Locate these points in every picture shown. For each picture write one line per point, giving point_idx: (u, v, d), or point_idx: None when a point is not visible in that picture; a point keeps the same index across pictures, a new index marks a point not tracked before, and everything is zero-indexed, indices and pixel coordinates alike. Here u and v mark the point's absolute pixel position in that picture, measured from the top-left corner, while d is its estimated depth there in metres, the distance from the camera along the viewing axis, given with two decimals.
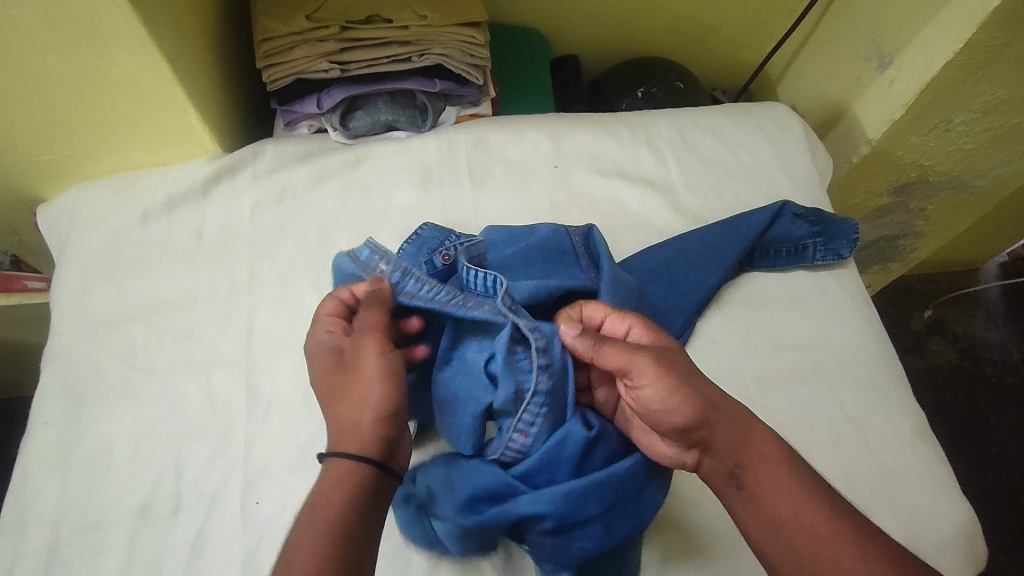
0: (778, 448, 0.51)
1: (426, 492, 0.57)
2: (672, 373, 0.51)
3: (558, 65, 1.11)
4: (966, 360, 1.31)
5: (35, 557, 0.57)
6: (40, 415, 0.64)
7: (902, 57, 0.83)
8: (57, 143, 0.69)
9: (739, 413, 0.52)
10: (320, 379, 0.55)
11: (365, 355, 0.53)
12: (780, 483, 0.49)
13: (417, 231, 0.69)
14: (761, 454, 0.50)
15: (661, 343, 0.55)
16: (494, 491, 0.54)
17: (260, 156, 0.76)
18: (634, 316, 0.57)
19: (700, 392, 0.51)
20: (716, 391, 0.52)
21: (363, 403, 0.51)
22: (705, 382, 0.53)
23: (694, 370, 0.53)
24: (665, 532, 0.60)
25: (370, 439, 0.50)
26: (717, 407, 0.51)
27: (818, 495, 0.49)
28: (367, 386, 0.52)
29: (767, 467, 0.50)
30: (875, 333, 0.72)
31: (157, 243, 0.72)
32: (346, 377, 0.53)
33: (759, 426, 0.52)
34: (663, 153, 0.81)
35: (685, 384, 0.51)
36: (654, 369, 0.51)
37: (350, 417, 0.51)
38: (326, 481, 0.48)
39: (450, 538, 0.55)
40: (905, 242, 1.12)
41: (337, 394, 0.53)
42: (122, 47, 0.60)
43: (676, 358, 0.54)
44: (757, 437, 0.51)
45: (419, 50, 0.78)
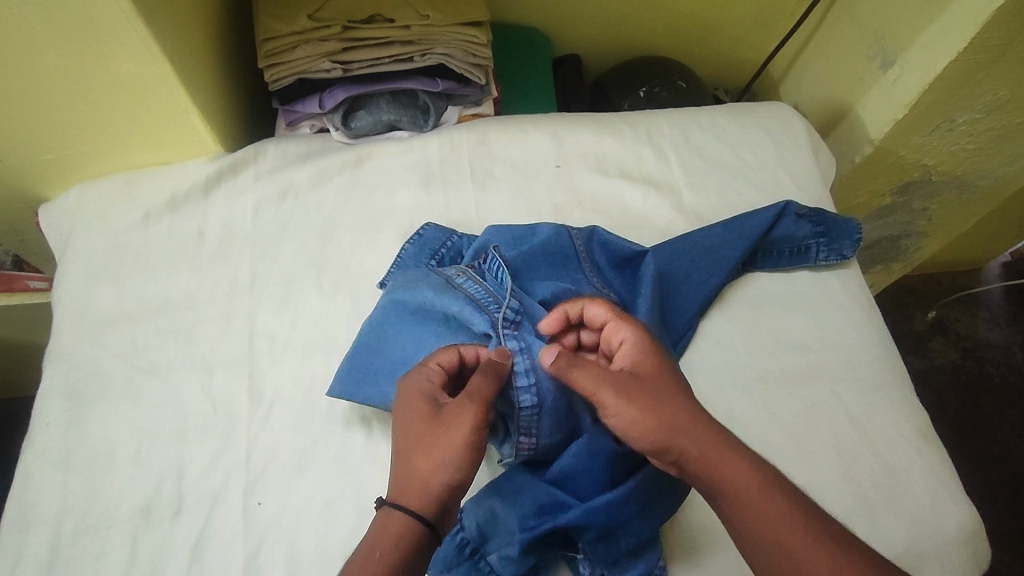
0: (757, 470, 0.50)
1: (474, 534, 0.57)
2: (639, 401, 0.51)
3: (560, 65, 1.11)
4: (968, 360, 1.31)
5: (38, 557, 0.57)
6: (42, 415, 0.64)
7: (905, 57, 0.83)
8: (59, 142, 0.69)
9: (712, 437, 0.50)
10: (409, 427, 0.51)
11: (461, 425, 0.50)
12: (752, 508, 0.48)
13: (419, 231, 0.70)
14: (730, 481, 0.49)
15: (644, 359, 0.54)
16: (542, 505, 0.56)
17: (262, 156, 0.76)
18: (628, 324, 0.56)
19: (665, 421, 0.51)
20: (688, 416, 0.51)
21: (441, 473, 0.49)
22: (680, 405, 0.51)
23: (672, 390, 0.52)
24: (673, 536, 0.60)
25: (435, 506, 0.49)
26: (685, 433, 0.50)
27: (798, 518, 0.48)
28: (450, 457, 0.49)
29: (741, 491, 0.49)
30: (878, 333, 0.71)
31: (159, 244, 0.72)
32: (434, 435, 0.50)
33: (735, 449, 0.50)
34: (666, 153, 0.81)
35: (650, 413, 0.51)
36: (617, 398, 0.51)
37: (425, 478, 0.49)
38: (386, 538, 0.47)
39: (507, 568, 0.55)
40: (908, 242, 1.11)
41: (419, 447, 0.50)
42: (125, 46, 0.60)
43: (654, 378, 0.53)
44: (730, 463, 0.50)
45: (421, 50, 0.78)
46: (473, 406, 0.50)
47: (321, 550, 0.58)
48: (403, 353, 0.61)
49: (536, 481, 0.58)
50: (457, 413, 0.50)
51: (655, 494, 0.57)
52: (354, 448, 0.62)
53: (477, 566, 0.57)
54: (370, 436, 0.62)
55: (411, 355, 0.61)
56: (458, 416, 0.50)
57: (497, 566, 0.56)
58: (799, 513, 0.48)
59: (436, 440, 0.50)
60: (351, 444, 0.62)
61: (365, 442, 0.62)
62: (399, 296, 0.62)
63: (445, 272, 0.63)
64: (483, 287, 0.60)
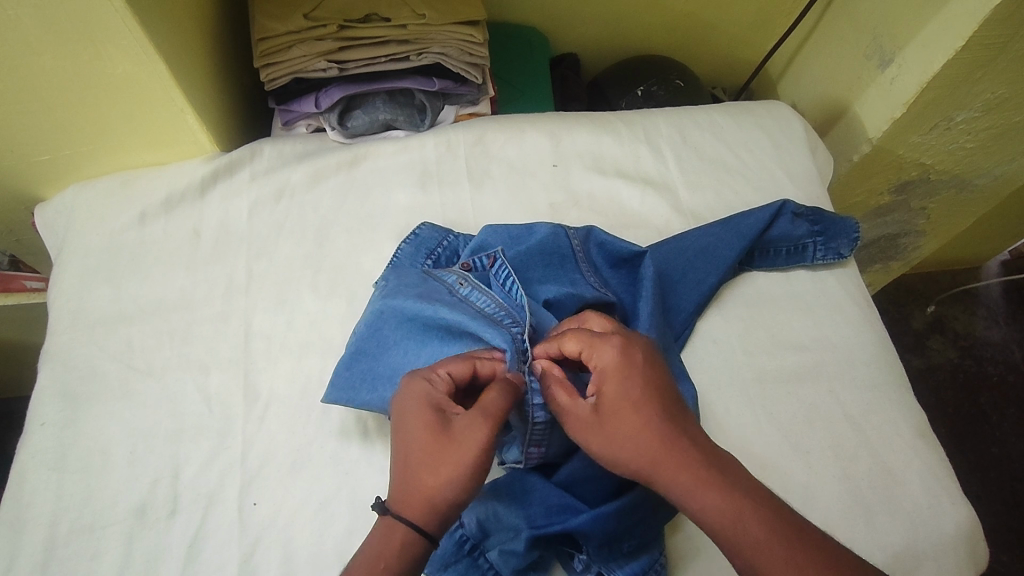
0: (734, 502, 0.47)
1: (475, 530, 0.57)
2: (601, 437, 0.50)
3: (558, 64, 1.11)
4: (966, 359, 1.31)
5: (32, 558, 0.57)
6: (37, 416, 0.64)
7: (903, 56, 0.82)
8: (55, 143, 0.69)
9: (679, 471, 0.48)
10: (414, 434, 0.50)
11: (472, 442, 0.49)
12: (725, 540, 0.47)
13: (415, 230, 0.70)
14: (701, 518, 0.47)
15: (613, 386, 0.52)
16: (550, 506, 0.57)
17: (259, 155, 0.75)
18: (602, 347, 0.53)
19: (629, 454, 0.49)
20: (655, 446, 0.49)
21: (448, 488, 0.48)
22: (644, 440, 0.49)
23: (638, 422, 0.50)
24: (671, 539, 0.59)
25: (438, 519, 0.48)
26: (650, 469, 0.49)
27: (776, 552, 0.45)
28: (457, 474, 0.48)
29: (716, 526, 0.47)
30: (875, 332, 0.71)
31: (154, 243, 0.72)
32: (443, 448, 0.49)
33: (706, 482, 0.48)
34: (663, 152, 0.80)
35: (613, 451, 0.50)
36: (581, 436, 0.51)
37: (429, 491, 0.48)
38: (389, 547, 0.47)
39: (507, 564, 0.56)
40: (906, 241, 1.11)
41: (425, 458, 0.49)
42: (121, 47, 0.60)
43: (620, 410, 0.51)
44: (698, 500, 0.47)
45: (417, 49, 0.78)
46: (484, 425, 0.49)
47: (317, 551, 0.57)
48: (403, 360, 0.61)
49: (544, 484, 0.58)
50: (469, 429, 0.49)
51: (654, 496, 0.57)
52: (351, 448, 0.62)
53: (475, 563, 0.57)
54: (366, 436, 0.62)
55: (412, 361, 0.60)
56: (469, 433, 0.49)
57: (497, 563, 0.56)
58: (781, 546, 0.45)
59: (444, 454, 0.49)
60: (348, 444, 0.62)
61: (361, 442, 0.62)
62: (397, 303, 0.61)
63: (446, 279, 0.63)
64: (490, 298, 0.61)
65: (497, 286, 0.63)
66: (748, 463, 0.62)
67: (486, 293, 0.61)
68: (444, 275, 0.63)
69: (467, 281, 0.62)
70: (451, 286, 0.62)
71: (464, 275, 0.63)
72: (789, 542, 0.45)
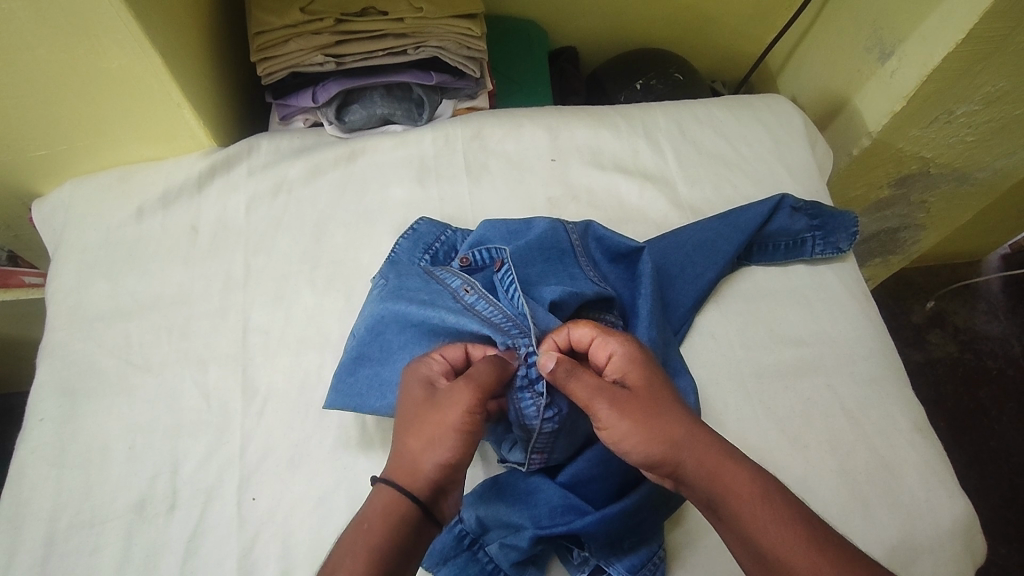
0: (760, 480, 0.49)
1: (474, 525, 0.57)
2: (632, 415, 0.51)
3: (557, 57, 1.11)
4: (966, 353, 1.31)
5: (31, 553, 0.57)
6: (36, 411, 0.64)
7: (904, 48, 0.82)
8: (51, 138, 0.69)
9: (711, 450, 0.50)
10: (406, 409, 0.53)
11: (456, 406, 0.50)
12: (755, 514, 0.47)
13: (413, 226, 0.70)
14: (729, 492, 0.48)
15: (635, 371, 0.53)
16: (554, 505, 0.57)
17: (256, 150, 0.75)
18: (614, 338, 0.54)
19: (662, 432, 0.50)
20: (685, 426, 0.51)
21: (435, 452, 0.50)
22: (672, 420, 0.51)
23: (666, 404, 0.52)
24: (672, 536, 0.60)
25: (425, 484, 0.49)
26: (682, 448, 0.50)
27: (800, 526, 0.47)
28: (441, 437, 0.50)
29: (742, 501, 0.48)
30: (874, 326, 0.71)
31: (152, 238, 0.71)
32: (428, 415, 0.51)
33: (736, 459, 0.50)
34: (661, 146, 0.80)
35: (644, 429, 0.50)
36: (611, 413, 0.51)
37: (417, 457, 0.50)
38: (375, 512, 0.48)
39: (506, 559, 0.56)
40: (906, 234, 1.11)
41: (412, 426, 0.51)
42: (115, 40, 0.60)
43: (648, 393, 0.52)
44: (730, 473, 0.49)
45: (415, 42, 0.77)
46: (467, 388, 0.51)
47: (316, 545, 0.58)
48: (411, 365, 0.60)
49: (549, 484, 0.58)
50: (452, 394, 0.51)
51: (652, 490, 0.57)
52: (350, 443, 0.62)
53: (474, 557, 0.57)
54: (365, 433, 0.62)
55: None
56: (451, 398, 0.51)
57: (497, 556, 0.56)
58: (804, 529, 0.46)
59: (428, 420, 0.51)
60: (346, 442, 0.62)
61: (360, 437, 0.62)
62: (402, 309, 0.60)
63: (450, 284, 0.61)
64: (498, 308, 0.59)
65: (501, 289, 0.61)
66: None
67: (493, 300, 0.59)
68: (448, 279, 0.62)
69: (472, 287, 0.61)
70: (456, 293, 0.61)
71: (470, 280, 0.61)
72: (810, 527, 0.47)
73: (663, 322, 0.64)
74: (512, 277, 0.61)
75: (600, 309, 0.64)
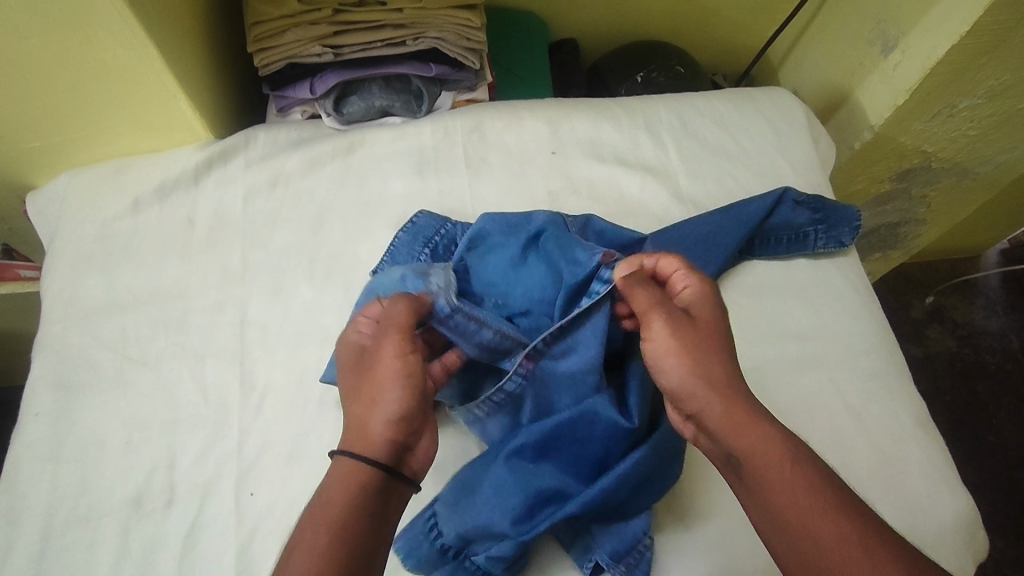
0: (788, 444, 0.49)
1: (455, 539, 0.56)
2: (686, 337, 0.53)
3: (557, 49, 1.10)
4: (965, 348, 1.30)
5: (27, 549, 0.57)
6: (31, 406, 0.63)
7: (907, 41, 0.81)
8: (44, 129, 0.68)
9: (740, 409, 0.50)
10: (343, 382, 0.54)
11: (387, 355, 0.52)
12: (780, 477, 0.47)
13: (412, 219, 0.69)
14: (755, 449, 0.49)
15: (703, 307, 0.55)
16: (529, 505, 0.56)
17: (253, 142, 0.74)
18: (695, 275, 0.57)
19: (708, 362, 0.52)
20: (729, 370, 0.52)
21: (381, 409, 0.51)
22: (719, 360, 0.52)
23: (720, 344, 0.53)
24: (669, 536, 0.59)
25: (384, 444, 0.50)
26: (720, 387, 0.51)
27: (828, 500, 0.46)
28: (383, 388, 0.51)
29: (773, 463, 0.48)
30: (875, 321, 0.71)
31: (148, 232, 0.71)
32: (366, 378, 0.53)
33: (766, 422, 0.50)
34: (663, 138, 0.79)
35: (692, 354, 0.52)
36: (665, 329, 0.53)
37: (367, 419, 0.51)
38: (337, 480, 0.48)
39: (496, 566, 0.55)
40: (906, 229, 1.11)
41: (353, 393, 0.53)
42: (109, 29, 0.58)
43: (708, 327, 0.54)
44: (754, 433, 0.49)
45: (413, 33, 0.77)
46: (394, 336, 0.53)
47: None
48: None
49: (519, 483, 0.56)
50: (382, 344, 0.53)
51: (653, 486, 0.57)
52: None
53: (461, 566, 0.57)
54: None
55: None
56: (382, 351, 0.53)
57: (484, 565, 0.56)
58: (833, 496, 0.46)
59: (367, 383, 0.52)
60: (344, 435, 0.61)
61: None
62: (378, 283, 0.61)
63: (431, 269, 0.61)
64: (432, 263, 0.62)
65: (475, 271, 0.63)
66: None
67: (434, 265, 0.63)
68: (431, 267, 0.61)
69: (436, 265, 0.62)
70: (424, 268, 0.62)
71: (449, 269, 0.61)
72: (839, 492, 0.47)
73: None
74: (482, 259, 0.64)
75: None
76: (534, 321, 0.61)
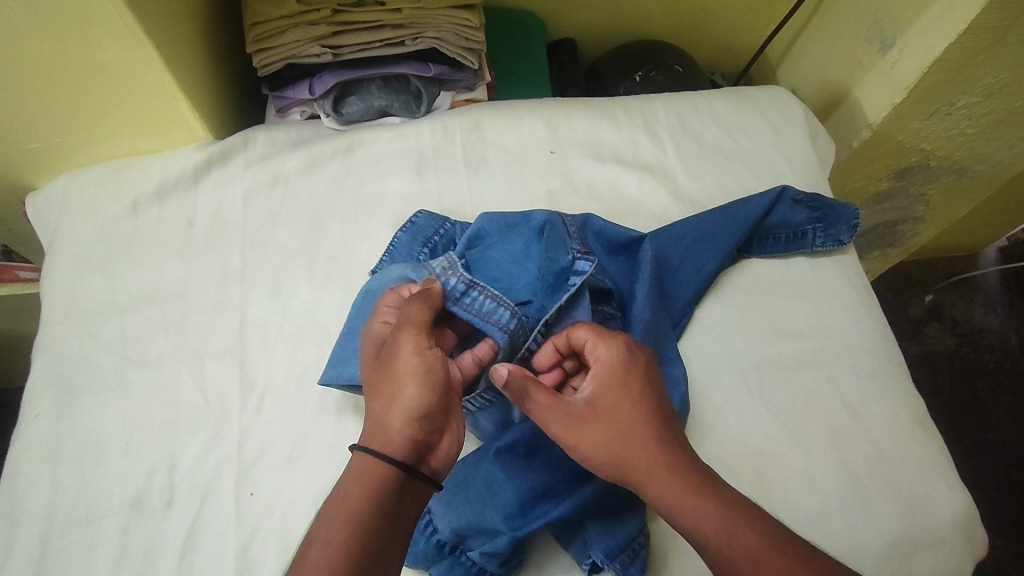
0: (730, 512, 0.49)
1: (451, 535, 0.57)
2: (591, 435, 0.53)
3: (556, 49, 1.10)
4: (964, 346, 1.31)
5: (28, 550, 0.57)
6: (31, 407, 0.63)
7: (905, 39, 0.81)
8: (43, 131, 0.68)
9: (674, 485, 0.51)
10: (365, 375, 0.55)
11: (402, 352, 0.52)
12: (726, 549, 0.48)
13: (411, 219, 0.69)
14: (693, 527, 0.49)
15: (609, 387, 0.54)
16: (522, 502, 0.56)
17: (252, 142, 0.74)
18: (604, 344, 0.56)
19: (618, 455, 0.52)
20: (646, 453, 0.52)
21: (397, 407, 0.51)
22: (633, 447, 0.52)
23: (630, 427, 0.53)
24: (673, 540, 0.59)
25: (403, 444, 0.50)
26: (641, 475, 0.52)
27: (779, 560, 0.47)
28: (400, 385, 0.51)
29: (713, 542, 0.49)
30: (874, 319, 0.71)
31: (147, 233, 0.71)
32: (384, 375, 0.53)
33: (702, 493, 0.50)
34: (662, 137, 0.80)
35: (602, 450, 0.53)
36: (571, 433, 0.53)
37: (384, 417, 0.51)
38: (353, 480, 0.49)
39: (491, 562, 0.56)
40: (905, 227, 1.11)
41: (372, 389, 0.53)
42: (108, 30, 0.58)
43: (615, 412, 0.54)
44: (693, 507, 0.50)
45: (412, 33, 0.77)
46: (409, 332, 0.53)
47: None
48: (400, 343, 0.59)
49: (511, 481, 0.57)
50: (399, 340, 0.53)
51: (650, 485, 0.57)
52: (347, 438, 0.61)
53: (458, 562, 0.57)
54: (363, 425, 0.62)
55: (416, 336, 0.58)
56: (398, 347, 0.53)
57: (479, 561, 0.56)
58: (780, 560, 0.47)
59: (386, 379, 0.52)
60: (345, 435, 0.61)
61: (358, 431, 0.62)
62: (373, 281, 0.63)
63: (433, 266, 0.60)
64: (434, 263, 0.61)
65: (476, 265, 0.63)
66: (746, 451, 0.62)
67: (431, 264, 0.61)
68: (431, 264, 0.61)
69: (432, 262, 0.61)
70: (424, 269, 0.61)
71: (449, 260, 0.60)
72: (785, 552, 0.48)
73: (660, 316, 0.64)
74: (484, 254, 0.63)
75: (597, 300, 0.64)
76: (541, 306, 0.60)
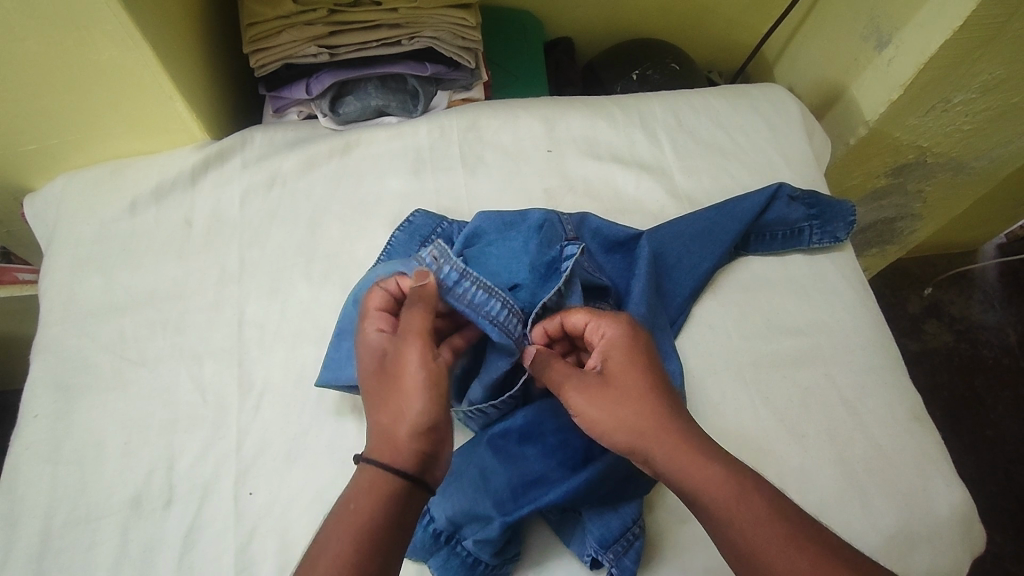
0: (736, 479, 0.50)
1: (446, 524, 0.57)
2: (601, 404, 0.53)
3: (552, 48, 1.10)
4: (962, 342, 1.31)
5: (28, 549, 0.57)
6: (30, 408, 0.63)
7: (901, 36, 0.81)
8: (40, 132, 0.68)
9: (681, 450, 0.51)
10: (365, 387, 0.53)
11: (409, 364, 0.52)
12: (732, 513, 0.48)
13: (408, 218, 0.69)
14: (701, 490, 0.49)
15: (618, 359, 0.54)
16: (516, 485, 0.57)
17: (250, 143, 0.75)
18: (608, 321, 0.56)
19: (627, 422, 0.52)
20: (653, 419, 0.52)
21: (405, 420, 0.50)
22: (641, 414, 0.52)
23: (639, 394, 0.53)
24: (673, 536, 0.59)
25: (410, 456, 0.50)
26: (650, 443, 0.51)
27: (781, 526, 0.47)
28: (408, 398, 0.51)
29: (718, 506, 0.49)
30: (871, 316, 0.71)
31: (145, 233, 0.71)
32: (389, 387, 0.52)
33: (709, 457, 0.50)
34: (658, 136, 0.80)
35: (612, 418, 0.52)
36: (583, 402, 0.53)
37: (391, 429, 0.50)
38: (360, 491, 0.48)
39: (486, 551, 0.56)
40: (903, 225, 1.11)
41: (377, 401, 0.52)
42: (104, 31, 0.59)
43: (624, 380, 0.53)
44: (699, 472, 0.50)
45: (409, 33, 0.77)
46: (414, 344, 0.52)
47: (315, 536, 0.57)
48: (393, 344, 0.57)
49: (504, 465, 0.58)
50: (403, 351, 0.52)
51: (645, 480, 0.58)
52: (346, 436, 0.61)
53: (454, 551, 0.57)
54: (361, 423, 0.62)
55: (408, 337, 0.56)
56: (403, 359, 0.52)
57: (474, 551, 0.56)
58: (784, 526, 0.47)
59: (392, 391, 0.52)
60: (343, 434, 0.62)
61: (356, 428, 0.62)
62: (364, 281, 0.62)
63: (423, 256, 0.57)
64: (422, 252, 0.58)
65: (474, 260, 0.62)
66: (744, 447, 0.62)
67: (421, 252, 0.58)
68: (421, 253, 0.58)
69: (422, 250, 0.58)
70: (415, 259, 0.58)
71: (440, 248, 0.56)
72: (789, 522, 0.48)
73: (657, 315, 0.64)
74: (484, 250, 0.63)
75: (594, 298, 0.64)
76: (531, 291, 0.60)
